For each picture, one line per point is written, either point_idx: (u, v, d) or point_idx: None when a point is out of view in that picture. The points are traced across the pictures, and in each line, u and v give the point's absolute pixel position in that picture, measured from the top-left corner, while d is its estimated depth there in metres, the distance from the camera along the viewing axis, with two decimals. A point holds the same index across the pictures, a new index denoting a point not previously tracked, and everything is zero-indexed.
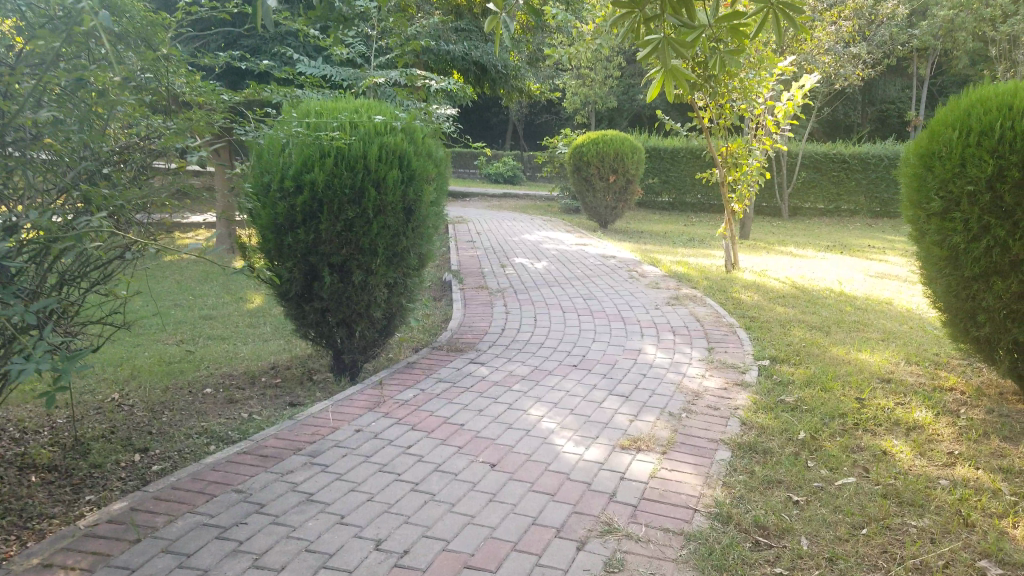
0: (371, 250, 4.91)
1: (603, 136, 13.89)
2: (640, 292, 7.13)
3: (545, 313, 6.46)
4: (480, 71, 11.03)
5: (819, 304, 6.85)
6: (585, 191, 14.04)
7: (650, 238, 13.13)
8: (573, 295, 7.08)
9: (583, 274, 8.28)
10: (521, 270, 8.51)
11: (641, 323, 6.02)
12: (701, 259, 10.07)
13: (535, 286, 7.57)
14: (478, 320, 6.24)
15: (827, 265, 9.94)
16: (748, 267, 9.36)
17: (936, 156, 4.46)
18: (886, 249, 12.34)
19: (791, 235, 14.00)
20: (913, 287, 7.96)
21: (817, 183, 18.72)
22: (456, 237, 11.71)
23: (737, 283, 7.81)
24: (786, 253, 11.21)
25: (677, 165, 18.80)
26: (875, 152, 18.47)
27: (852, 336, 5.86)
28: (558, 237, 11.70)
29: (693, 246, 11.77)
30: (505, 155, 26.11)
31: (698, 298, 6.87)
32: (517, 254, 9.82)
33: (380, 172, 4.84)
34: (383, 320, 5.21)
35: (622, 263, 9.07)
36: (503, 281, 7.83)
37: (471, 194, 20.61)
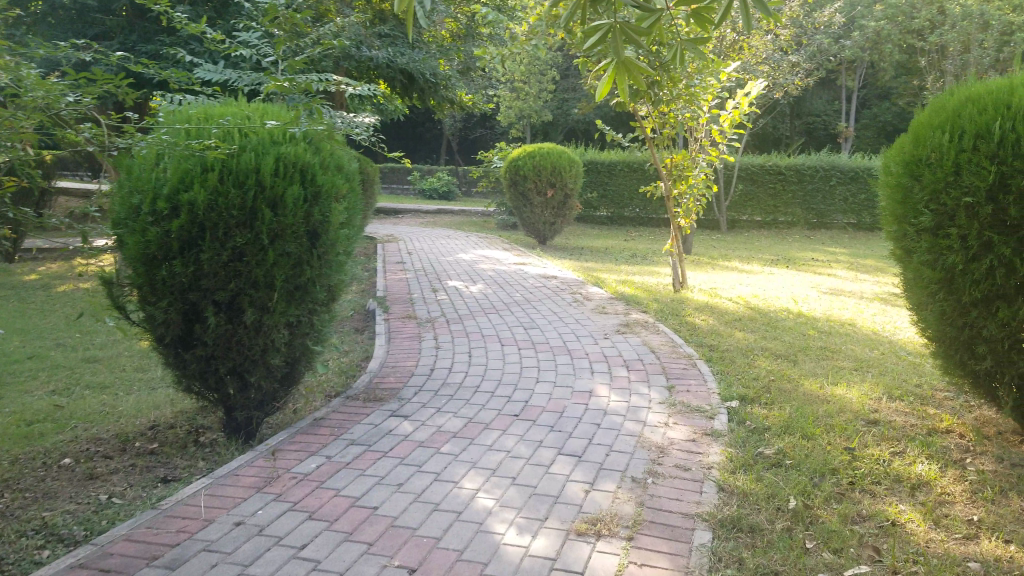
0: (267, 283, 4.06)
1: (538, 149, 13.20)
2: (586, 318, 6.41)
3: (480, 347, 5.69)
4: (407, 80, 10.28)
5: (778, 328, 6.24)
6: (521, 207, 13.33)
7: (591, 254, 12.49)
8: (512, 325, 6.32)
9: (523, 298, 7.54)
10: (453, 296, 7.73)
11: (590, 357, 5.29)
12: (646, 278, 9.44)
13: (468, 315, 6.79)
14: (404, 359, 5.44)
15: (777, 281, 9.42)
16: (696, 285, 8.77)
17: (922, 161, 3.83)
18: (832, 262, 11.93)
19: (733, 249, 13.55)
20: (872, 305, 7.45)
21: (755, 194, 18.42)
22: (383, 258, 10.86)
23: (690, 305, 7.16)
24: (732, 268, 10.68)
25: (616, 178, 18.31)
26: (811, 163, 18.27)
27: (822, 365, 5.24)
28: (495, 256, 10.95)
29: (637, 263, 11.15)
30: (439, 170, 25.36)
31: (650, 324, 6.19)
32: (450, 275, 9.03)
33: (276, 189, 4.03)
34: (284, 368, 4.39)
35: (564, 284, 8.36)
36: (433, 308, 7.02)
37: (404, 210, 19.80)
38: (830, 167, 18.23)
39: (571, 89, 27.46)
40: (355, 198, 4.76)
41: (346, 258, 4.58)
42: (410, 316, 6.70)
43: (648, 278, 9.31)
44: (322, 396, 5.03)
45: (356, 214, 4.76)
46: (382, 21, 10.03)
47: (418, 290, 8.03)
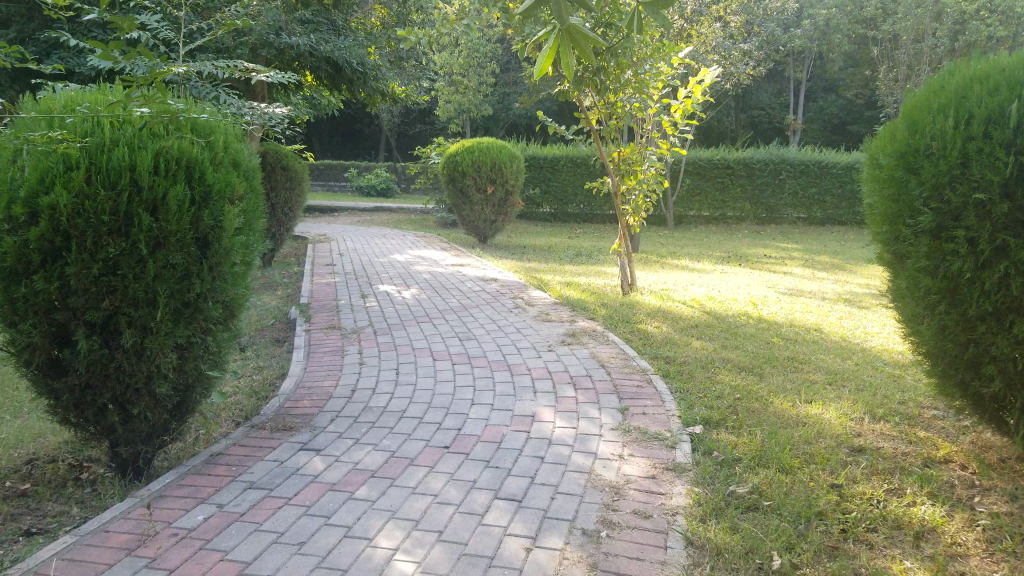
0: (150, 299, 3.13)
1: (478, 144, 12.51)
2: (527, 328, 5.73)
3: (408, 361, 4.95)
4: (334, 70, 9.39)
5: (738, 336, 5.68)
6: (461, 205, 12.63)
7: (534, 252, 11.90)
8: (445, 336, 5.60)
9: (461, 304, 6.82)
10: (383, 302, 6.97)
11: (531, 374, 4.62)
12: (593, 279, 8.84)
13: (399, 324, 6.04)
14: (321, 377, 4.66)
15: (730, 280, 8.93)
16: (647, 287, 8.22)
17: (916, 152, 3.28)
18: (782, 258, 11.57)
19: (680, 246, 13.12)
20: (833, 307, 7.01)
21: (702, 190, 18.02)
22: (312, 260, 10.01)
23: (643, 309, 6.57)
24: (681, 267, 10.18)
25: (560, 174, 17.75)
26: (758, 158, 17.95)
27: (790, 379, 4.70)
28: (432, 257, 10.21)
29: (582, 263, 10.55)
30: (378, 167, 24.49)
31: (599, 333, 5.57)
32: (382, 279, 8.26)
33: (157, 189, 3.09)
34: (174, 397, 3.43)
35: (507, 288, 7.69)
36: (359, 318, 6.27)
37: (339, 208, 18.88)
38: (779, 161, 17.94)
39: (514, 84, 26.85)
40: (256, 199, 3.83)
41: (246, 268, 3.67)
42: (334, 327, 5.94)
43: (596, 280, 8.72)
44: (225, 423, 4.09)
45: (258, 220, 3.83)
46: (306, 6, 9.18)
47: (345, 296, 7.24)
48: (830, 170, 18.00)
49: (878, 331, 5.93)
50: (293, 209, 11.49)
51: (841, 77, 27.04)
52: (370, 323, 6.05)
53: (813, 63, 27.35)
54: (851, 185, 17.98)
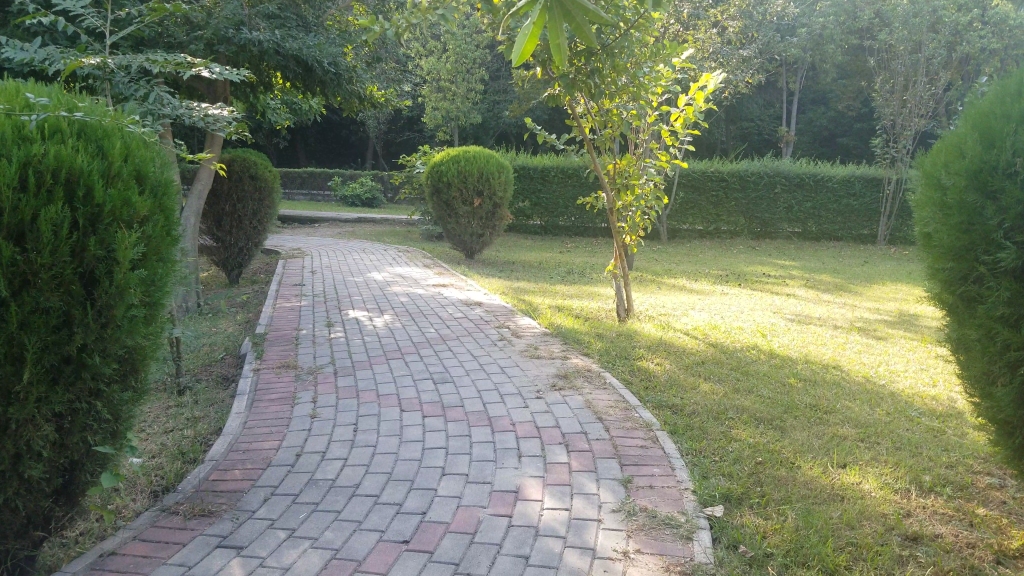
0: (15, 355, 2.42)
1: (463, 153, 11.85)
2: (513, 368, 5.04)
3: (372, 413, 4.24)
4: (303, 70, 8.70)
5: (750, 377, 5.02)
6: (445, 218, 11.96)
7: (521, 270, 11.23)
8: (418, 377, 4.89)
9: (440, 335, 6.12)
10: (352, 333, 6.26)
11: (518, 431, 3.93)
12: (585, 302, 8.18)
13: (367, 362, 5.32)
14: (261, 436, 4.00)
15: (732, 303, 8.27)
16: (643, 312, 7.55)
17: (990, 171, 2.64)
18: (782, 278, 10.94)
19: (675, 263, 12.48)
20: (850, 337, 6.33)
21: (696, 202, 17.41)
22: (281, 278, 9.32)
23: (640, 341, 5.91)
24: (678, 287, 9.51)
25: (548, 184, 17.13)
26: (753, 169, 17.37)
27: (817, 434, 4.03)
28: (412, 276, 9.52)
29: (572, 282, 9.88)
30: (363, 176, 23.84)
31: (595, 374, 4.89)
32: (353, 303, 7.56)
33: (24, 208, 2.40)
34: (54, 479, 2.73)
35: (489, 313, 7.02)
36: (320, 354, 5.56)
37: (321, 219, 18.19)
38: (774, 174, 17.37)
39: (502, 91, 26.23)
40: (170, 217, 3.03)
41: (151, 306, 2.89)
42: (289, 366, 5.23)
43: (588, 303, 8.05)
44: (131, 503, 3.41)
45: (173, 243, 3.04)
46: None
47: (310, 324, 6.55)
48: (826, 184, 17.45)
49: (907, 370, 5.28)
50: (263, 221, 10.90)
51: (836, 88, 26.60)
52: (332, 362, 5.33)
53: (807, 72, 26.82)
54: (844, 202, 17.48)
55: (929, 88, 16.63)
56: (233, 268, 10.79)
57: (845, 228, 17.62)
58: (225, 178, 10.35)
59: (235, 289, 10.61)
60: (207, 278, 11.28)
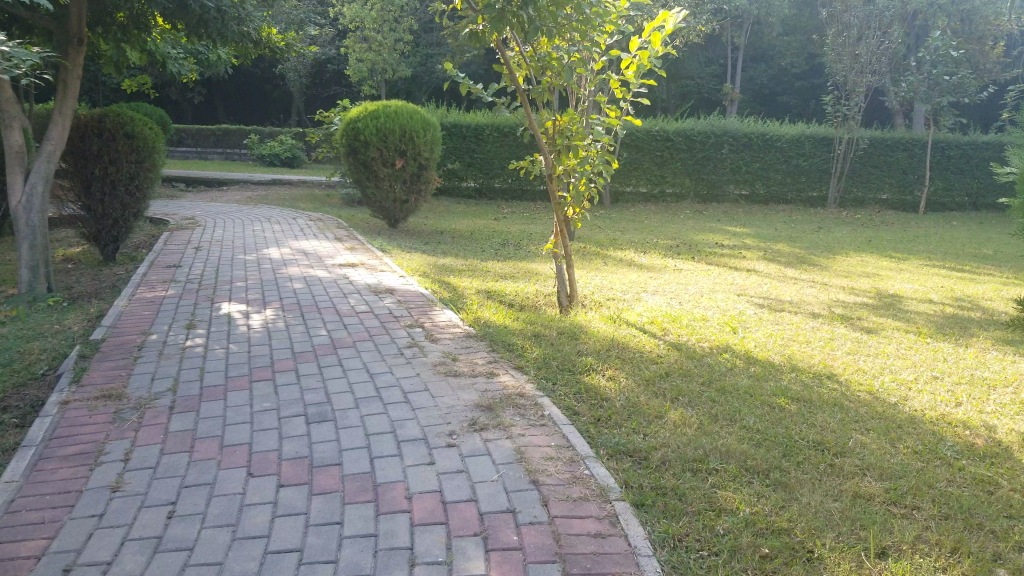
0: None
1: (383, 109, 10.40)
2: (422, 395, 3.82)
3: (202, 483, 3.06)
4: (177, 6, 7.14)
5: (728, 398, 3.88)
6: (364, 184, 10.56)
7: (449, 241, 9.96)
8: (285, 415, 3.70)
9: (332, 340, 4.88)
10: (215, 339, 5.02)
11: (415, 511, 2.77)
12: (521, 285, 6.96)
13: (219, 388, 4.09)
14: (25, 527, 2.77)
15: (688, 283, 7.16)
16: (588, 298, 6.41)
17: None
18: (737, 249, 9.91)
19: (618, 231, 11.37)
20: (836, 330, 5.27)
21: (640, 163, 16.18)
22: (155, 259, 7.90)
23: (585, 343, 4.72)
24: (626, 263, 8.36)
25: (479, 144, 15.79)
26: (699, 129, 16.31)
27: (835, 498, 2.92)
28: (318, 252, 8.14)
29: (504, 257, 8.64)
30: (281, 134, 22.03)
31: (529, 403, 3.67)
32: (233, 294, 6.19)
33: None
34: None
35: (401, 304, 5.75)
36: (158, 375, 4.33)
37: (231, 180, 16.53)
38: (722, 134, 16.39)
39: (432, 44, 24.53)
40: None
41: None
42: (110, 399, 3.98)
43: (524, 287, 6.83)
44: None
45: None
46: None
47: (159, 328, 5.32)
48: (775, 144, 16.52)
49: (916, 381, 4.20)
50: (143, 186, 9.42)
51: (780, 43, 25.77)
52: (173, 391, 4.07)
53: (750, 39, 25.83)
54: (795, 162, 16.58)
55: (883, 42, 15.73)
56: (107, 243, 9.32)
57: (796, 191, 16.77)
58: (94, 137, 8.79)
59: (113, 268, 9.05)
60: (79, 257, 9.68)
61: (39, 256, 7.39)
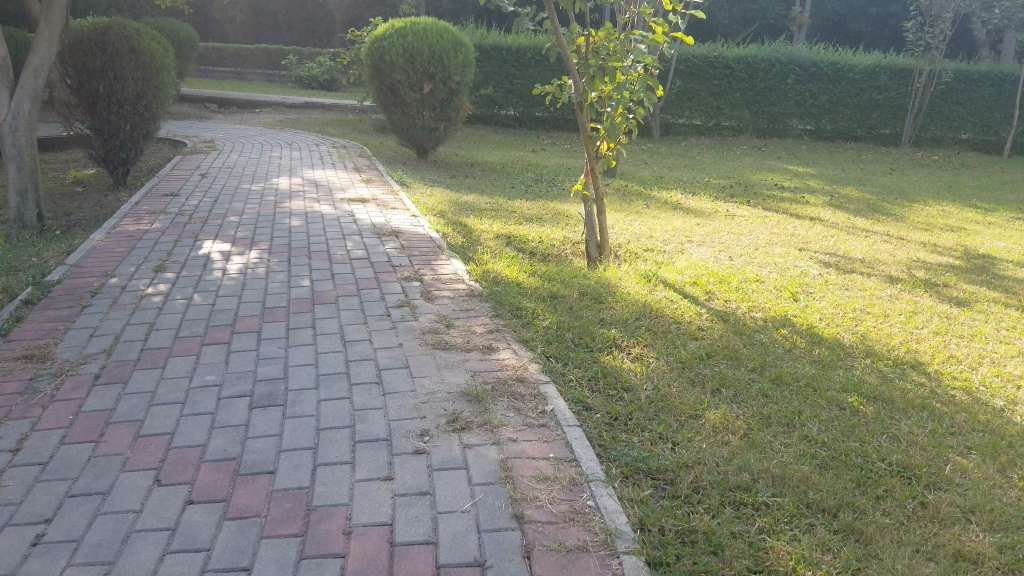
0: None
1: (412, 25, 9.40)
2: (397, 374, 3.06)
3: (94, 492, 2.30)
4: None
5: (787, 393, 3.04)
6: (391, 110, 9.73)
7: (480, 174, 9.10)
8: (225, 393, 2.94)
9: (314, 292, 4.10)
10: (182, 288, 4.22)
11: (352, 557, 1.94)
12: (547, 230, 6.13)
13: (160, 354, 3.34)
14: None
15: (743, 233, 6.23)
16: (624, 249, 5.58)
17: None
18: (798, 191, 8.87)
19: (668, 168, 10.36)
20: (920, 301, 4.36)
21: (694, 94, 15.08)
22: (153, 186, 7.11)
23: (610, 310, 3.92)
24: (672, 206, 7.43)
25: (525, 68, 14.64)
26: (762, 56, 14.97)
27: (931, 559, 2.10)
28: (330, 184, 7.41)
29: (536, 195, 7.77)
30: (319, 56, 21.14)
31: (528, 396, 2.88)
32: (218, 231, 5.46)
33: None
34: None
35: (403, 251, 4.94)
36: (98, 332, 3.59)
37: (262, 103, 15.77)
38: (788, 62, 14.99)
39: None
40: None
41: None
42: (30, 361, 3.24)
43: (550, 233, 6.01)
44: None
45: None
46: None
47: (123, 270, 4.57)
48: (847, 73, 15.05)
49: None
50: (152, 106, 8.62)
51: None
52: (106, 359, 3.29)
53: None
54: (866, 95, 15.14)
55: None
56: (116, 166, 8.49)
57: (866, 127, 15.35)
58: (98, 52, 7.98)
59: (119, 193, 8.36)
60: (91, 180, 8.88)
61: (29, 182, 6.51)
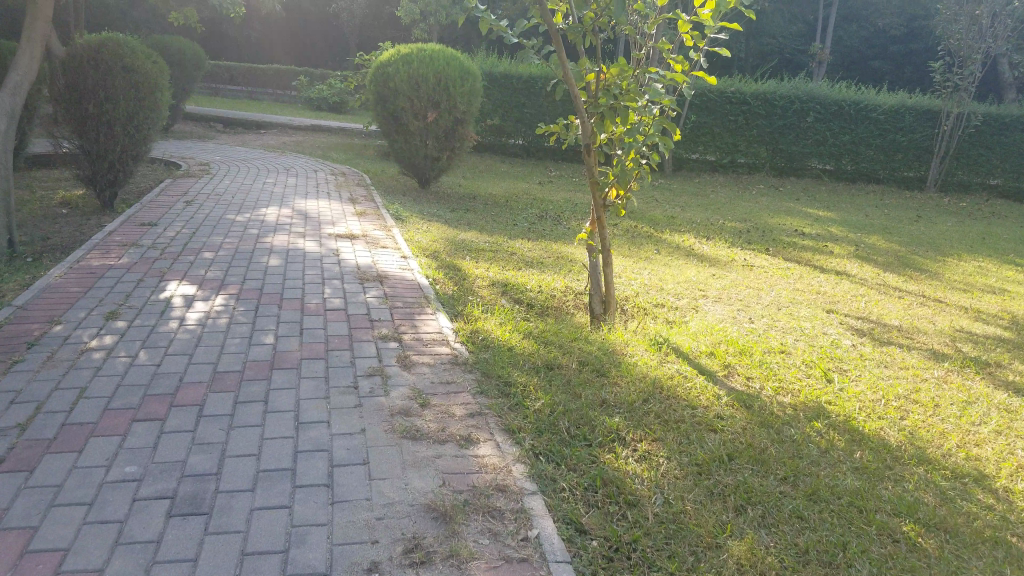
0: None
1: (419, 52, 9.01)
2: (351, 475, 2.54)
3: None
4: None
5: (825, 516, 2.48)
6: (394, 136, 9.27)
7: (484, 209, 8.61)
8: (142, 493, 2.46)
9: (275, 351, 3.57)
10: (130, 338, 3.64)
11: None
12: (549, 277, 5.60)
13: (82, 434, 2.82)
14: None
15: (763, 290, 5.69)
16: (631, 306, 5.06)
17: None
18: (820, 238, 8.33)
19: (683, 207, 9.85)
20: (967, 381, 3.83)
21: (711, 129, 14.61)
22: (132, 214, 6.58)
23: (613, 389, 3.36)
24: (686, 252, 6.91)
25: (538, 98, 14.17)
26: (783, 93, 14.50)
27: None
28: (320, 215, 6.91)
29: (540, 235, 7.26)
30: (330, 77, 20.81)
31: (510, 515, 2.33)
32: (188, 268, 4.89)
33: None
34: None
35: (385, 300, 4.39)
36: (20, 396, 3.07)
37: (267, 123, 15.39)
38: (808, 99, 14.50)
39: None
40: None
41: None
42: None
43: (552, 280, 5.47)
44: None
45: None
46: None
47: (73, 316, 3.88)
48: (870, 114, 14.53)
49: None
50: (144, 127, 8.01)
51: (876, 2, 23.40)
52: (17, 439, 2.77)
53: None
54: (889, 137, 14.62)
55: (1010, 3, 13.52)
56: (104, 189, 7.91)
57: (888, 169, 14.83)
58: (90, 70, 7.44)
59: (103, 216, 7.86)
60: (78, 200, 8.31)
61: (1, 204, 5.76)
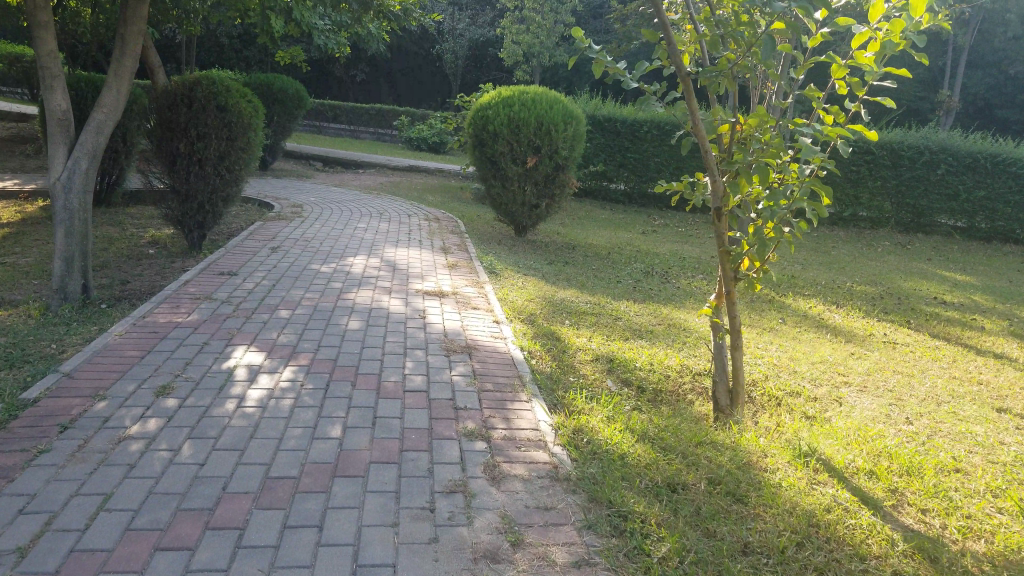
0: None
1: (520, 95, 8.53)
2: None
3: None
4: None
5: None
6: (490, 180, 8.79)
7: (584, 261, 7.99)
8: None
9: (341, 450, 2.92)
10: (177, 423, 3.05)
11: None
12: (660, 351, 4.89)
13: (91, 567, 2.17)
14: None
15: (918, 381, 4.82)
16: (759, 399, 4.32)
17: None
18: (969, 310, 7.31)
19: (805, 266, 8.97)
20: None
21: (828, 179, 13.62)
22: (212, 261, 6.21)
23: (757, 526, 2.69)
24: (816, 322, 6.08)
25: (642, 141, 13.54)
26: (911, 143, 13.36)
27: None
28: (410, 267, 6.41)
29: (647, 295, 6.56)
30: (430, 116, 20.77)
31: None
32: (259, 332, 4.39)
33: None
34: None
35: (474, 380, 3.78)
36: (33, 505, 2.45)
37: (366, 162, 15.29)
38: (940, 150, 13.29)
39: (602, 29, 22.47)
40: None
41: None
42: None
43: (664, 356, 4.77)
44: None
45: None
46: None
47: (120, 389, 3.34)
48: (1013, 167, 13.17)
49: None
50: (234, 167, 7.71)
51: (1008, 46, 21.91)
52: (9, 572, 2.14)
53: (986, 15, 22.08)
54: None
55: None
56: (192, 229, 7.69)
57: None
58: (183, 107, 7.27)
59: (188, 258, 7.58)
60: (166, 241, 8.12)
61: (76, 248, 5.50)
